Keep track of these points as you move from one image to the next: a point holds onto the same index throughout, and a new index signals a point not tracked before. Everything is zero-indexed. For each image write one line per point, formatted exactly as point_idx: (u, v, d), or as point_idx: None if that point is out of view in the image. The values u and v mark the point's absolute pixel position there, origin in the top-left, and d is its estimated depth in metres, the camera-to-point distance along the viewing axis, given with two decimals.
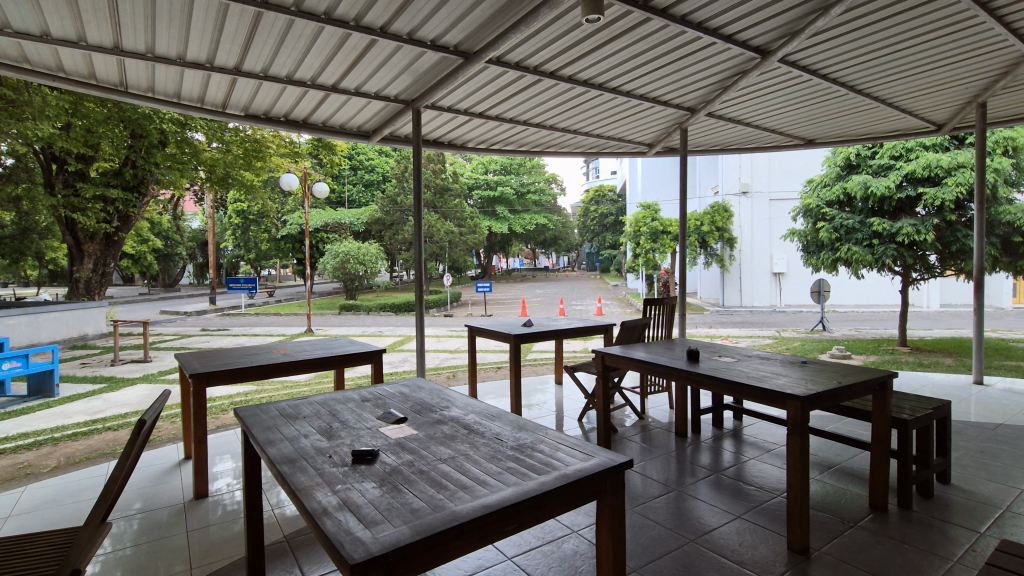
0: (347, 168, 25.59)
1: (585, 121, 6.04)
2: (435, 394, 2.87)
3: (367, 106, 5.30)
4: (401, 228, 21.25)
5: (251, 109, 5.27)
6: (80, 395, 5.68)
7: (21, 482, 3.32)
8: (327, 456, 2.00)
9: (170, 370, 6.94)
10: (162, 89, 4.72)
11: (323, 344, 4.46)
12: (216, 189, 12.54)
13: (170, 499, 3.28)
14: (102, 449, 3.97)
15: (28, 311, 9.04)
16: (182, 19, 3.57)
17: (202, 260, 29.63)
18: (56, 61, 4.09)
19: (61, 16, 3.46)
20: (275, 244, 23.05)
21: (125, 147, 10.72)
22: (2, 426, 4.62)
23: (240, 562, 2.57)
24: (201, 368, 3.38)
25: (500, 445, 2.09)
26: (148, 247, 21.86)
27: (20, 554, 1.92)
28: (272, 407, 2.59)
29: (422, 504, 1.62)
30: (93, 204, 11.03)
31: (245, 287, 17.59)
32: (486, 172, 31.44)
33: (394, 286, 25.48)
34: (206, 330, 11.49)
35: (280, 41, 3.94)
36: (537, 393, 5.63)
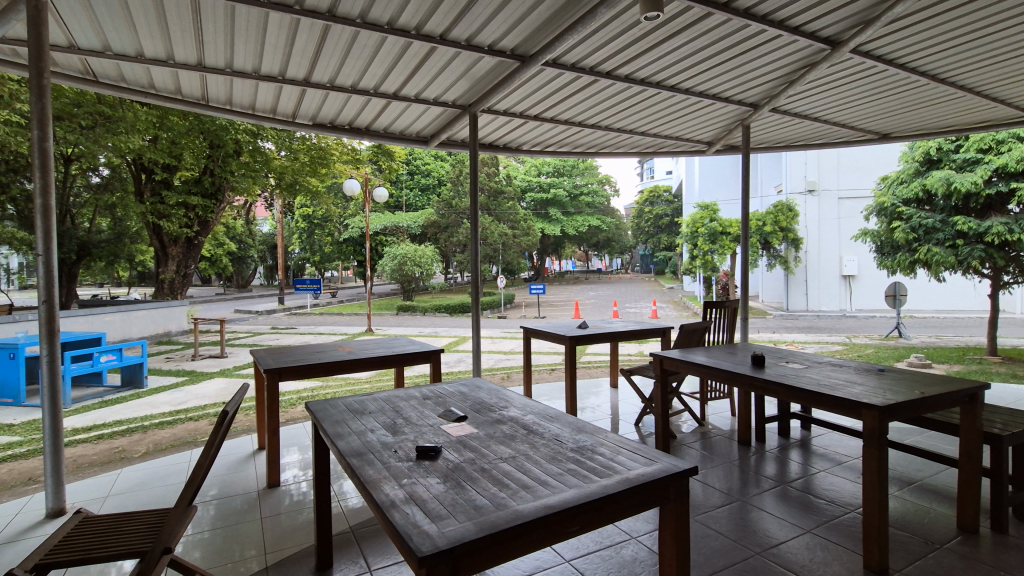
0: (405, 173, 26.38)
1: (641, 120, 5.93)
2: (493, 395, 2.90)
3: (426, 112, 5.43)
4: (456, 231, 21.65)
5: (318, 119, 5.54)
6: (165, 386, 6.14)
7: (117, 466, 3.64)
8: (393, 451, 2.07)
9: (244, 365, 7.39)
10: (238, 102, 5.04)
11: (384, 343, 4.61)
12: (284, 195, 13.26)
13: (245, 486, 3.49)
14: (185, 437, 4.27)
15: (122, 309, 9.86)
16: (258, 35, 3.80)
17: (271, 262, 31.35)
18: (148, 79, 4.46)
19: (153, 38, 3.76)
20: (337, 247, 24.06)
21: (204, 157, 11.51)
22: (100, 413, 5.07)
23: (309, 550, 2.70)
24: (273, 364, 3.56)
25: (560, 447, 2.08)
26: (223, 251, 23.33)
27: (120, 531, 2.09)
28: (339, 402, 2.70)
29: (485, 502, 1.64)
30: (176, 211, 11.89)
31: (310, 288, 18.44)
32: (540, 175, 31.52)
33: (448, 288, 25.98)
34: (275, 329, 12.15)
35: (346, 52, 4.11)
36: (592, 395, 5.58)
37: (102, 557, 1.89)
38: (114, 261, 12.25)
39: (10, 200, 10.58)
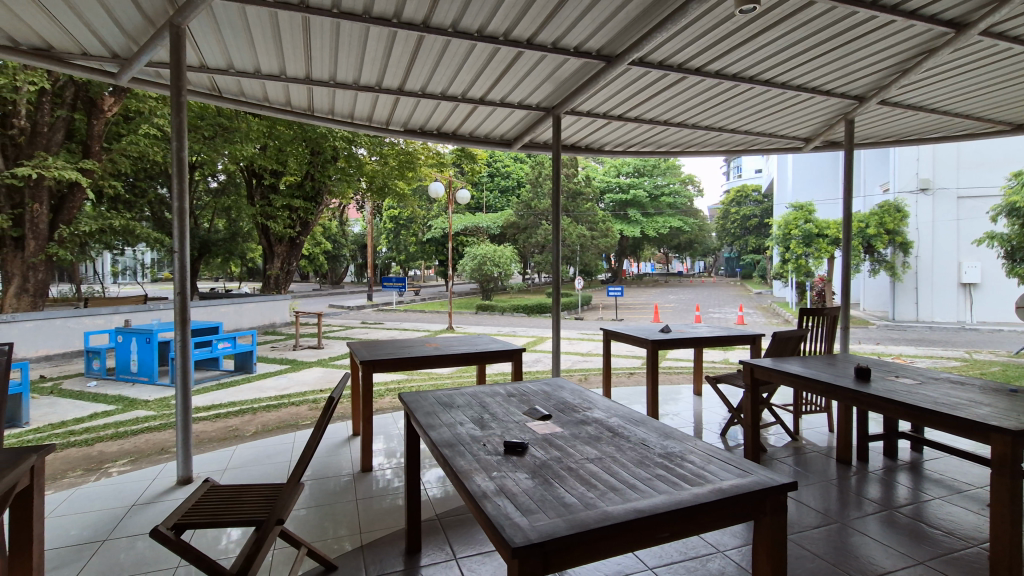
0: (485, 175, 26.98)
1: (732, 118, 5.68)
2: (577, 395, 2.91)
3: (511, 116, 5.55)
4: (534, 232, 21.79)
5: (409, 124, 5.83)
6: (270, 373, 6.73)
7: (232, 442, 4.05)
8: (482, 444, 2.14)
9: (339, 356, 7.92)
10: (339, 111, 5.43)
11: (467, 340, 4.75)
12: (374, 198, 14.02)
13: (342, 469, 3.75)
14: (288, 420, 4.66)
15: (235, 301, 10.88)
16: (359, 48, 4.07)
17: (361, 261, 33.32)
18: (264, 93, 4.92)
19: (269, 55, 4.14)
20: (421, 247, 25.06)
21: (306, 163, 12.45)
22: (218, 394, 5.66)
23: (399, 534, 2.86)
24: (368, 356, 3.80)
25: (647, 451, 2.06)
26: (320, 250, 25.10)
27: (242, 500, 2.33)
28: (429, 395, 2.84)
29: (574, 500, 1.66)
30: (281, 213, 12.93)
31: (396, 286, 19.33)
32: (619, 175, 31.01)
33: (526, 288, 26.20)
34: (365, 323, 12.88)
35: (438, 60, 4.29)
36: (673, 402, 5.42)
37: (229, 522, 2.12)
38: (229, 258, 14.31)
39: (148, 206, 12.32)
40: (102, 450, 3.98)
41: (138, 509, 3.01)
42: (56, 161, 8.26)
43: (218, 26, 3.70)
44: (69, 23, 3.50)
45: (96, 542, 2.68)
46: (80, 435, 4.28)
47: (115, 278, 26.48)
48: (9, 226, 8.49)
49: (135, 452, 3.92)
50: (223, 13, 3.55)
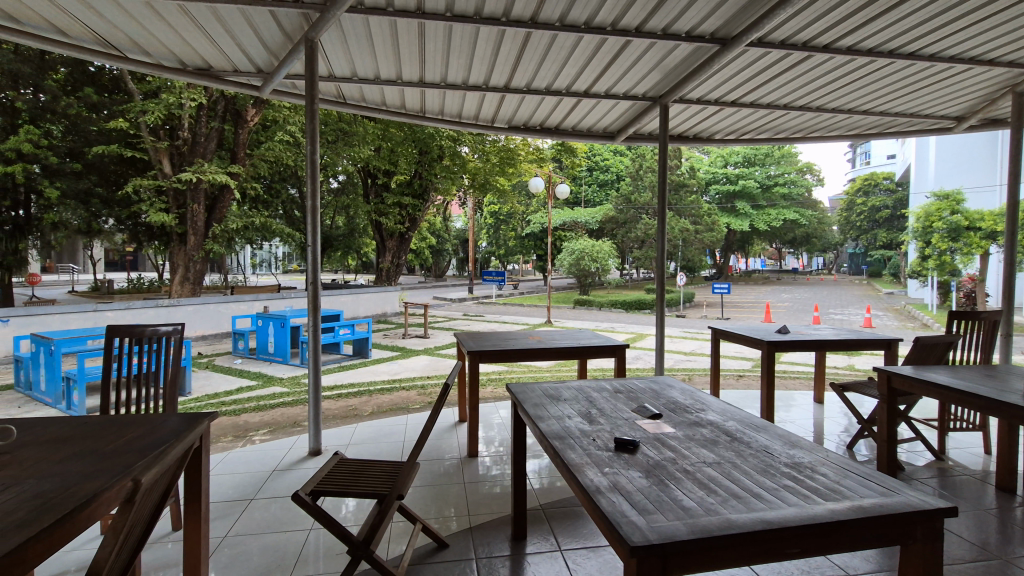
0: (584, 169, 26.77)
1: (865, 98, 5.11)
2: (687, 395, 2.80)
3: (616, 107, 5.43)
4: (634, 226, 21.21)
5: (514, 121, 5.94)
6: (383, 359, 7.22)
7: (353, 421, 4.42)
8: (592, 439, 2.12)
9: (444, 346, 8.32)
10: (449, 111, 5.65)
11: (569, 334, 4.75)
12: (476, 194, 14.49)
13: (450, 453, 3.94)
14: (400, 403, 4.99)
15: (352, 291, 11.81)
16: (469, 49, 4.20)
17: (463, 255, 34.57)
18: (382, 98, 5.26)
19: (388, 61, 4.40)
20: (519, 241, 25.43)
21: (415, 163, 13.17)
22: (339, 376, 6.18)
23: (504, 520, 2.94)
24: (475, 347, 3.95)
25: (772, 460, 1.92)
26: (425, 245, 26.44)
27: (367, 474, 2.52)
28: (535, 386, 2.88)
29: (693, 504, 1.59)
30: (393, 210, 13.76)
31: (496, 280, 19.80)
32: (727, 165, 29.24)
33: (624, 284, 25.63)
34: (467, 316, 13.37)
35: (545, 55, 4.30)
36: (790, 408, 5.03)
37: (357, 492, 2.30)
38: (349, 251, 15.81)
39: (283, 205, 13.94)
40: (246, 420, 4.53)
41: (278, 474, 3.38)
42: (210, 167, 9.49)
43: (345, 38, 4.01)
44: (225, 45, 3.99)
45: (244, 500, 3.05)
46: (229, 406, 4.90)
47: (255, 269, 29.97)
48: (175, 223, 9.90)
49: (272, 423, 4.41)
50: (350, 25, 3.83)
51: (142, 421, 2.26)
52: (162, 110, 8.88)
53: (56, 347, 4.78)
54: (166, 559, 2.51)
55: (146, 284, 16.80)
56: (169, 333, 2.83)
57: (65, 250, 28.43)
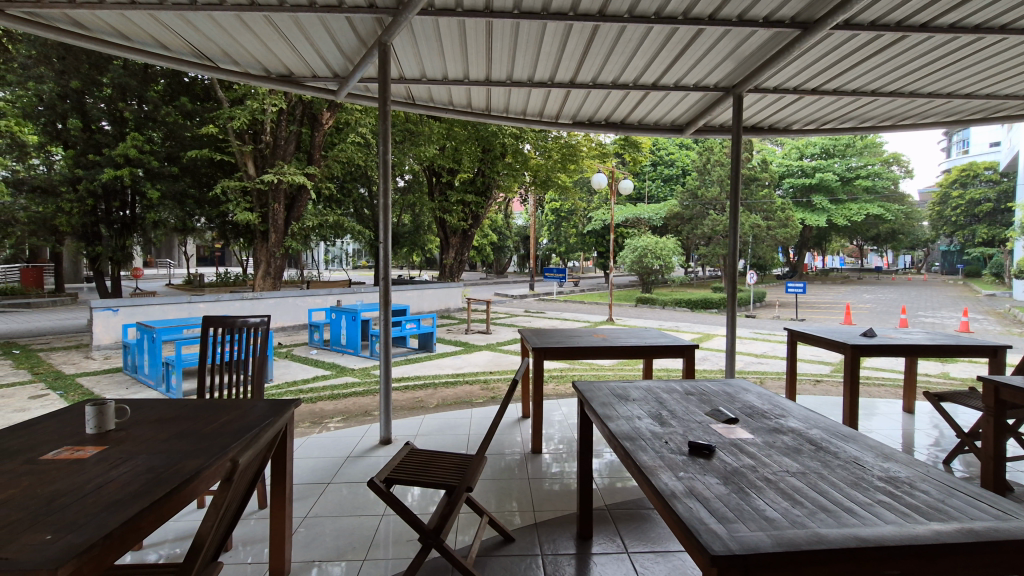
0: (648, 164, 26.17)
1: (967, 81, 4.65)
2: (764, 400, 2.67)
3: (685, 99, 5.25)
4: (701, 222, 20.49)
5: (578, 116, 5.89)
6: (448, 353, 7.39)
7: (420, 412, 4.56)
8: (664, 442, 2.05)
9: (506, 342, 8.39)
10: (514, 108, 5.68)
11: (634, 333, 4.66)
12: (538, 191, 14.51)
13: (513, 448, 3.98)
14: (464, 397, 5.09)
15: (417, 286, 12.15)
16: (535, 46, 4.19)
17: (523, 253, 34.73)
18: (449, 97, 5.35)
19: (455, 61, 4.47)
20: (581, 238, 25.20)
21: (478, 161, 13.34)
22: (406, 369, 6.39)
23: (570, 518, 2.93)
24: (540, 344, 3.96)
25: (864, 473, 1.79)
26: (487, 242, 26.80)
27: (437, 465, 2.58)
28: (602, 385, 2.84)
29: (778, 515, 1.50)
30: (457, 207, 14.00)
31: (557, 277, 19.72)
32: (802, 157, 27.57)
33: (689, 282, 24.80)
34: (529, 312, 13.41)
35: (612, 48, 4.22)
36: (876, 417, 4.68)
37: (429, 482, 2.36)
38: (414, 247, 16.33)
39: (354, 203, 14.58)
40: (322, 407, 4.78)
41: (352, 461, 3.55)
42: (289, 169, 10.07)
43: (416, 40, 4.12)
44: (305, 52, 4.21)
45: (322, 484, 3.23)
46: (306, 394, 5.19)
47: (328, 265, 31.56)
48: (258, 222, 10.58)
49: (346, 412, 4.63)
50: (421, 28, 3.92)
51: (234, 406, 2.43)
52: (247, 115, 9.51)
53: (157, 335, 5.25)
54: (254, 535, 2.70)
55: (233, 278, 18.11)
56: (256, 325, 3.04)
57: (163, 246, 31.19)
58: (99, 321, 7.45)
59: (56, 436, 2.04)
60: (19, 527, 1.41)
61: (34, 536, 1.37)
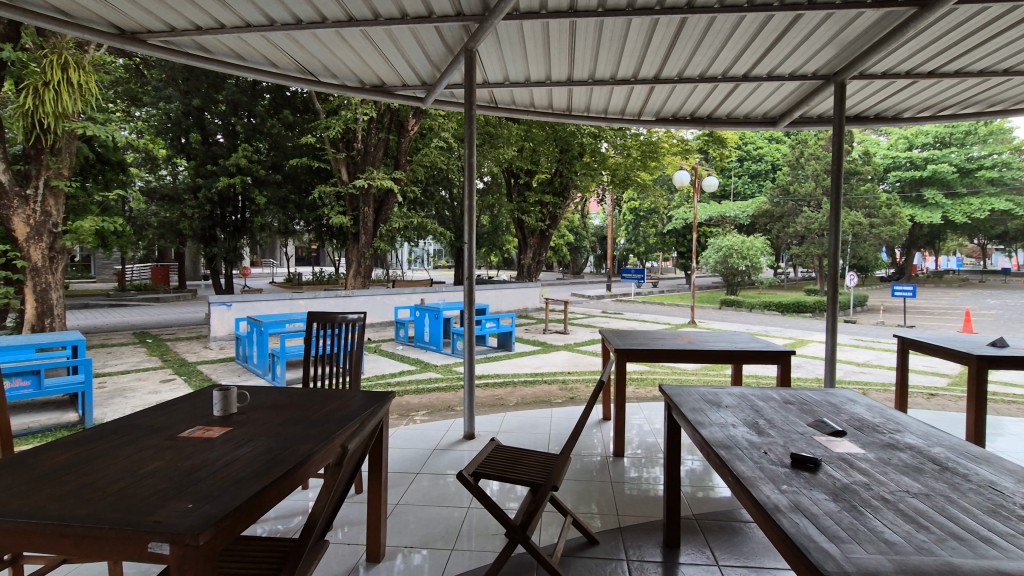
0: (734, 160, 24.94)
1: None
2: (875, 412, 2.46)
3: (779, 90, 4.95)
4: (793, 220, 19.24)
5: (662, 113, 5.74)
6: (526, 352, 7.46)
7: (500, 410, 4.64)
8: (763, 452, 1.94)
9: (584, 342, 8.33)
10: (595, 107, 5.63)
11: (722, 337, 4.47)
12: (616, 190, 14.28)
13: (594, 450, 3.95)
14: (543, 396, 5.12)
15: (497, 286, 12.36)
16: (620, 42, 4.12)
17: (601, 252, 34.27)
18: (531, 99, 5.41)
19: (538, 62, 4.50)
20: (660, 237, 24.43)
21: (556, 161, 13.38)
22: (486, 367, 6.54)
23: (655, 525, 2.86)
24: (622, 345, 3.89)
25: (1003, 500, 1.60)
26: (564, 242, 26.75)
27: (522, 462, 2.61)
28: (692, 390, 2.75)
29: (900, 539, 1.38)
30: (535, 208, 14.13)
31: (635, 277, 19.28)
32: (912, 148, 25.00)
33: (778, 285, 23.29)
34: (607, 313, 13.20)
35: (700, 41, 4.07)
36: (1006, 438, 4.14)
37: (515, 478, 2.39)
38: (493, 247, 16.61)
39: (436, 205, 15.10)
40: (408, 400, 5.01)
41: (438, 453, 3.68)
42: (378, 174, 10.64)
43: (500, 45, 4.20)
44: (396, 61, 4.41)
45: (411, 473, 3.38)
46: (393, 388, 5.46)
47: (411, 264, 32.91)
48: (350, 224, 11.27)
49: (430, 406, 4.82)
50: (506, 32, 4.00)
51: (335, 396, 2.60)
52: (341, 124, 10.17)
53: (263, 328, 5.75)
54: (352, 518, 2.89)
55: (326, 277, 19.38)
56: (354, 321, 3.24)
57: (267, 247, 34.09)
58: (216, 316, 8.25)
59: (190, 416, 2.29)
60: (166, 495, 1.60)
61: (178, 504, 1.55)
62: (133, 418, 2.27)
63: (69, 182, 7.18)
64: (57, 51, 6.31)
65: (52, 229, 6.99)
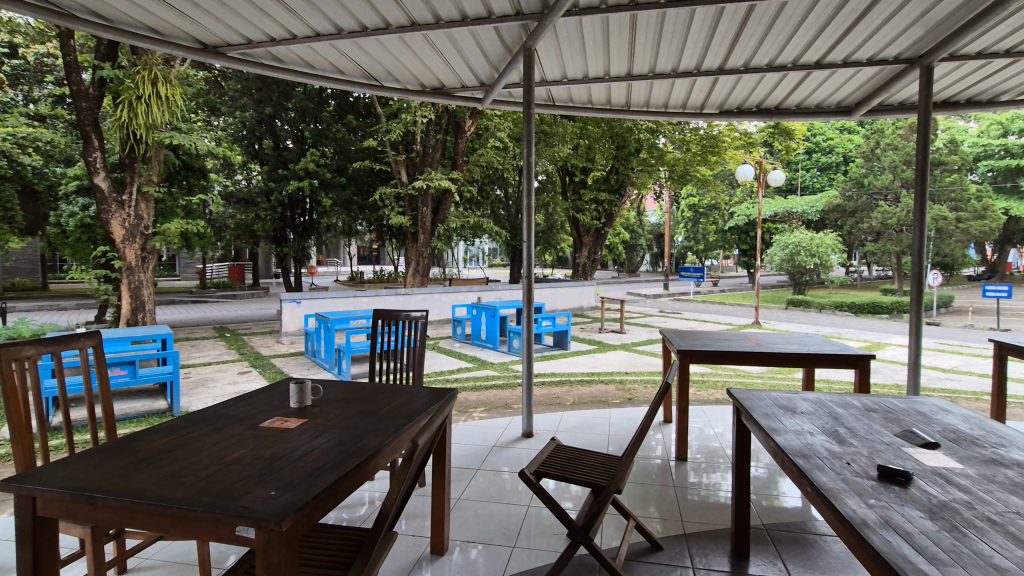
0: (801, 152, 23.72)
1: None
2: (973, 423, 2.26)
3: (856, 77, 4.65)
4: (867, 215, 18.13)
5: (726, 105, 5.55)
6: (582, 351, 7.41)
7: (557, 409, 4.64)
8: (846, 463, 1.83)
9: (642, 342, 8.17)
10: (655, 101, 5.52)
11: (793, 339, 4.25)
12: (674, 186, 13.93)
13: (655, 452, 3.86)
14: (601, 396, 5.07)
15: (552, 284, 12.34)
16: (682, 34, 3.99)
17: (657, 250, 33.50)
18: (589, 95, 5.35)
19: (597, 58, 4.44)
20: (721, 235, 23.55)
21: (613, 158, 13.23)
22: (542, 365, 6.55)
23: (723, 534, 2.75)
24: (685, 345, 3.79)
25: None
26: (619, 240, 26.35)
27: (584, 463, 2.59)
28: (764, 394, 2.63)
29: (1010, 564, 1.26)
30: (590, 206, 14.00)
31: (694, 276, 18.71)
32: (1006, 134, 22.83)
33: (850, 284, 21.91)
34: (665, 312, 12.88)
35: (768, 29, 3.88)
36: None
37: (578, 478, 2.38)
38: (548, 245, 16.61)
39: (492, 204, 15.26)
40: (466, 397, 5.10)
41: (497, 450, 3.72)
42: (437, 175, 10.89)
43: (559, 42, 4.17)
44: (455, 63, 4.47)
45: (472, 469, 3.43)
46: (452, 384, 5.56)
47: (467, 263, 33.39)
48: (409, 224, 11.58)
49: (488, 403, 4.88)
50: (565, 29, 3.96)
51: (401, 391, 2.67)
52: (402, 127, 10.48)
53: (331, 324, 6.00)
54: (415, 511, 2.97)
55: (386, 275, 20.02)
56: (418, 319, 3.30)
57: (332, 246, 35.62)
58: (287, 312, 8.65)
59: (269, 408, 2.43)
60: (250, 482, 1.70)
61: (262, 491, 1.64)
62: (218, 407, 2.42)
63: (158, 188, 7.76)
64: (148, 67, 6.81)
65: (144, 231, 7.59)
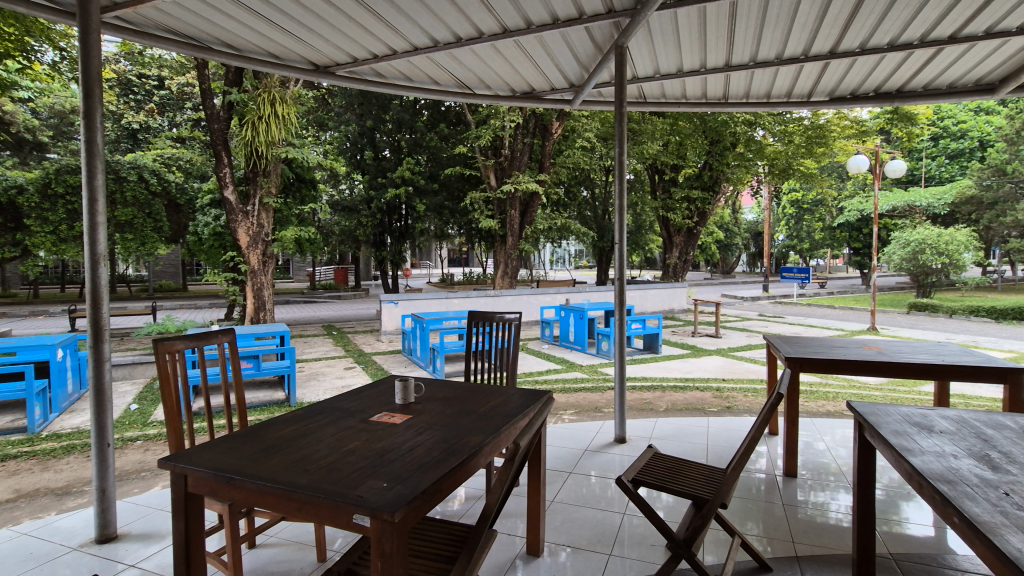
0: (925, 139, 21.24)
1: None
2: None
3: (1000, 48, 4.07)
4: (1010, 206, 15.82)
5: (837, 91, 5.09)
6: (674, 356, 7.14)
7: (650, 414, 4.50)
8: (1003, 492, 1.61)
9: (740, 348, 7.71)
10: (755, 91, 5.20)
11: (923, 347, 3.81)
12: (775, 180, 13.04)
13: (758, 466, 3.63)
14: (697, 403, 4.85)
15: (641, 286, 12.01)
16: (788, 18, 3.73)
17: (755, 250, 31.46)
18: (683, 90, 5.16)
19: (692, 51, 4.26)
20: (829, 232, 21.64)
21: (705, 153, 12.69)
22: (632, 369, 6.40)
23: (841, 559, 2.53)
24: (793, 352, 3.53)
25: None
26: (712, 239, 25.10)
27: (685, 474, 2.48)
28: (892, 409, 2.38)
29: None
30: (681, 204, 13.45)
31: (798, 277, 17.36)
32: None
33: (988, 285, 19.21)
34: (764, 316, 12.07)
35: (890, 5, 3.51)
36: None
37: (679, 489, 2.28)
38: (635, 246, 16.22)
39: (578, 205, 15.17)
40: (557, 398, 5.11)
41: (589, 455, 3.68)
42: (524, 178, 11.06)
43: (652, 37, 4.06)
44: (545, 65, 4.47)
45: (564, 472, 3.42)
46: (542, 385, 5.60)
47: (552, 265, 33.38)
48: (497, 227, 11.79)
49: (578, 406, 4.85)
50: (658, 24, 3.85)
51: (498, 392, 2.72)
52: (491, 132, 10.71)
53: (425, 323, 6.27)
54: (509, 510, 3.01)
55: (474, 277, 20.57)
56: (511, 320, 3.36)
57: (424, 250, 37.19)
58: (385, 312, 9.13)
59: (377, 403, 2.57)
60: (365, 473, 1.81)
61: (375, 482, 1.74)
62: (333, 401, 2.61)
63: (277, 198, 8.55)
64: (268, 89, 7.55)
65: (264, 237, 8.39)
